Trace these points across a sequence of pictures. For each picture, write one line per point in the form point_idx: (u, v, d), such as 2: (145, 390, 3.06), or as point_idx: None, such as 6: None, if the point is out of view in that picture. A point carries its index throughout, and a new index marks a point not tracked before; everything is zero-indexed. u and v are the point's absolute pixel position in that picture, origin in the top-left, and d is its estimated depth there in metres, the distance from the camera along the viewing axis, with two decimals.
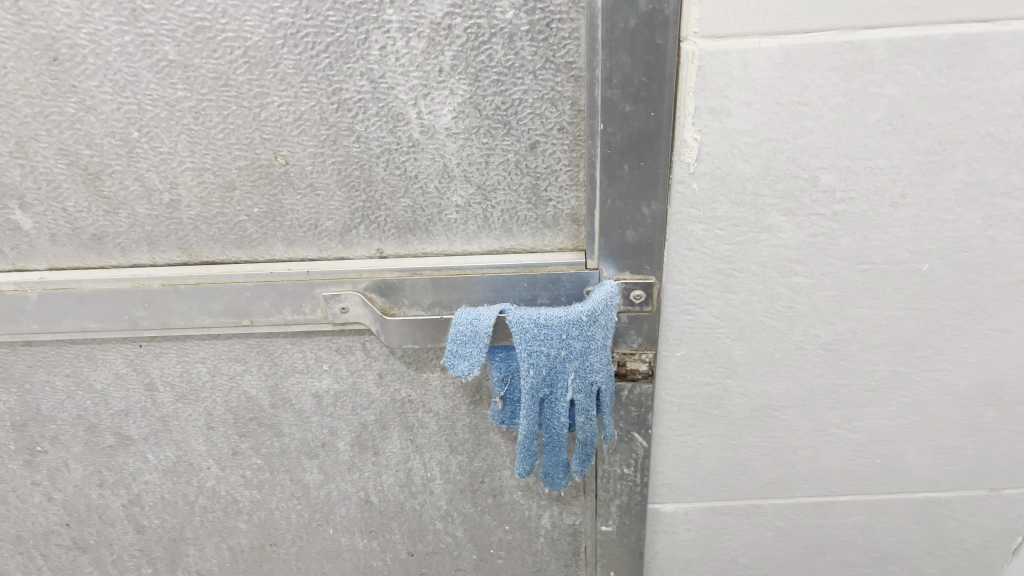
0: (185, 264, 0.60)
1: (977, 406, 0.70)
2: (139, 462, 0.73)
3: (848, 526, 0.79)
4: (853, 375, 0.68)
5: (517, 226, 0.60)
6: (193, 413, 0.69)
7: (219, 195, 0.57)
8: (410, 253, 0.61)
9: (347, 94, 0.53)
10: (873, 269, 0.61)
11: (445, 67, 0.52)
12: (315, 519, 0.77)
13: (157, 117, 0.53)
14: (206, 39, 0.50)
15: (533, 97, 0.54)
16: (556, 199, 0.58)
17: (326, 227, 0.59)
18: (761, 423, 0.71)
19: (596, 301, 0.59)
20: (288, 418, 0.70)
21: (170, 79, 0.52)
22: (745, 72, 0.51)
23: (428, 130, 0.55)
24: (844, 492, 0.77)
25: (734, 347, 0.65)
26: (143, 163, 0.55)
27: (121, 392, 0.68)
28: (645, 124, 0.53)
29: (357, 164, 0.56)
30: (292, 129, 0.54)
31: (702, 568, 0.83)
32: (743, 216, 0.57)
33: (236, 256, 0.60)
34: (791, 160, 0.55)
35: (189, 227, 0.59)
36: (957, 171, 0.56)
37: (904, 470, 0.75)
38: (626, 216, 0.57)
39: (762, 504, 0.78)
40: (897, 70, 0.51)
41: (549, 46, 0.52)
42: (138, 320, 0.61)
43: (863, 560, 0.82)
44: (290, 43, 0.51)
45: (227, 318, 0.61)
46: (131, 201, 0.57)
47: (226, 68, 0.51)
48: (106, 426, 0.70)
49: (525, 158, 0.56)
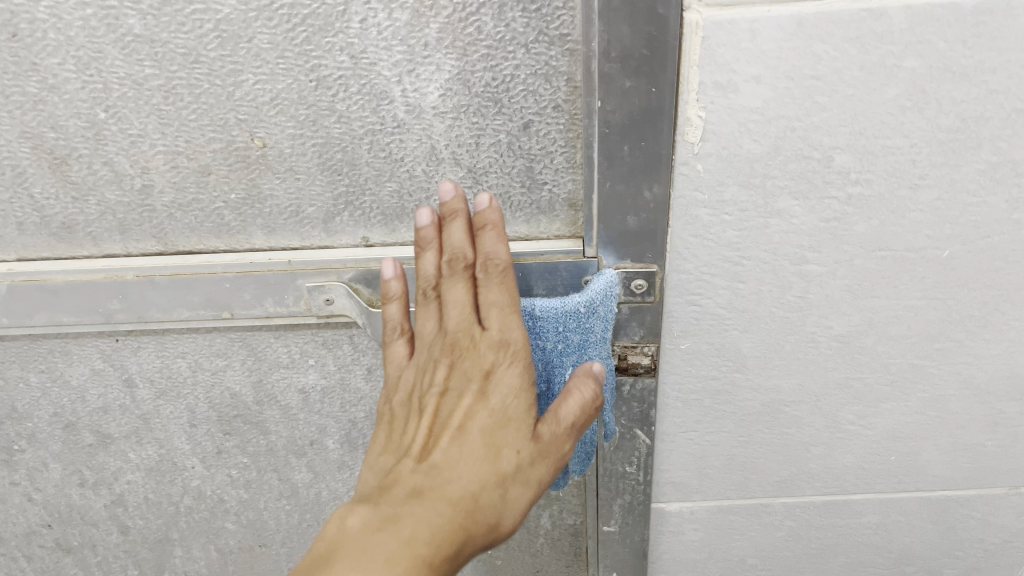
0: (160, 254, 0.57)
1: (999, 401, 0.66)
2: (120, 461, 0.70)
3: (862, 526, 0.76)
4: (869, 369, 0.64)
5: (511, 212, 0.56)
6: (174, 410, 0.66)
7: (193, 179, 0.54)
8: (398, 241, 0.57)
9: (326, 71, 0.49)
10: (891, 256, 0.57)
11: (430, 41, 0.48)
12: (305, 520, 0.74)
13: (124, 97, 0.50)
14: (174, 12, 0.47)
15: (526, 73, 0.50)
16: (551, 183, 0.55)
17: (308, 214, 0.56)
18: (770, 420, 0.68)
19: (594, 292, 0.55)
20: (273, 415, 0.66)
21: (136, 56, 0.48)
22: (754, 43, 0.47)
23: (414, 110, 0.51)
24: (858, 490, 0.73)
25: (742, 340, 0.62)
26: (112, 146, 0.52)
27: (98, 388, 0.65)
28: (647, 101, 0.49)
29: (338, 147, 0.52)
30: (268, 109, 0.50)
31: (709, 567, 0.80)
32: (751, 200, 0.54)
33: (215, 245, 0.57)
34: (804, 139, 0.51)
35: (163, 215, 0.56)
36: (981, 150, 0.52)
37: (923, 468, 0.71)
38: (625, 201, 0.54)
39: (772, 503, 0.74)
40: (917, 41, 0.47)
41: (541, 17, 0.48)
42: (113, 313, 0.58)
43: (879, 560, 0.78)
44: (264, 16, 0.47)
45: (205, 311, 0.57)
46: (100, 186, 0.54)
47: (196, 43, 0.48)
48: (85, 424, 0.67)
49: (517, 139, 0.52)
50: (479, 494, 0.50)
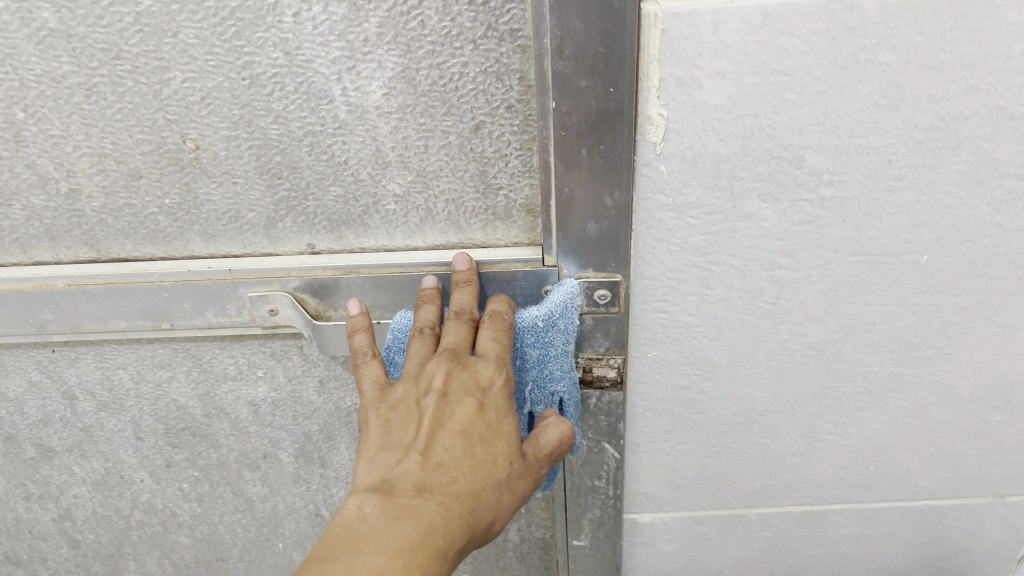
0: (95, 262, 0.54)
1: (983, 410, 0.63)
2: (64, 475, 0.67)
3: (841, 536, 0.73)
4: (846, 377, 0.61)
5: (465, 218, 0.53)
6: (118, 423, 0.63)
7: (124, 183, 0.50)
8: (347, 249, 0.54)
9: (259, 68, 0.45)
10: (867, 261, 0.54)
11: (371, 36, 0.44)
12: (263, 533, 0.72)
13: (43, 96, 0.47)
14: (90, 5, 0.43)
15: (475, 71, 0.46)
16: (507, 187, 0.51)
17: (248, 219, 0.52)
18: (744, 429, 0.65)
19: (553, 304, 0.53)
20: (223, 428, 0.63)
21: (53, 52, 0.45)
22: (717, 36, 0.44)
23: (355, 109, 0.47)
24: (837, 500, 0.71)
25: (712, 348, 0.59)
26: (34, 148, 0.49)
27: (36, 400, 0.62)
28: (605, 103, 0.46)
29: (276, 149, 0.49)
30: (198, 110, 0.47)
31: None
32: (718, 203, 0.51)
33: (152, 253, 0.54)
34: (772, 137, 0.48)
35: (94, 220, 0.52)
36: (960, 151, 0.49)
37: (904, 477, 0.69)
38: (584, 209, 0.50)
39: (747, 513, 0.72)
40: (892, 34, 0.44)
41: (489, 11, 0.44)
42: (46, 323, 0.55)
43: (857, 568, 0.76)
44: (188, 9, 0.43)
45: (144, 321, 0.54)
46: (25, 190, 0.51)
47: (116, 38, 0.44)
48: (25, 437, 0.64)
49: (469, 141, 0.49)
50: (482, 494, 0.47)
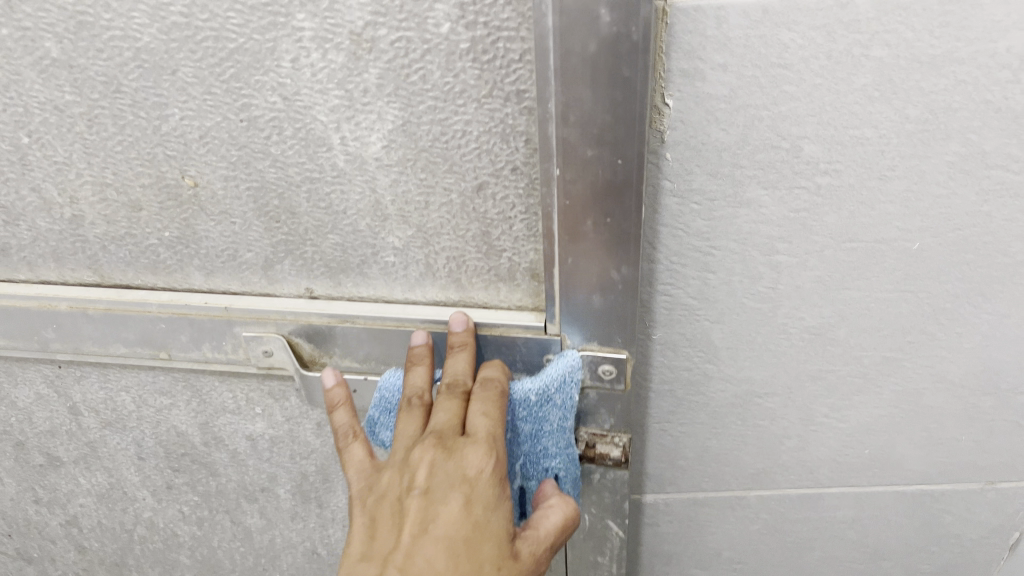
0: (98, 286, 0.55)
1: (972, 395, 0.64)
2: (71, 484, 0.68)
3: (836, 520, 0.75)
4: (841, 360, 0.62)
5: (467, 277, 0.50)
6: (122, 441, 0.64)
7: (125, 213, 0.51)
8: (345, 295, 0.53)
9: (257, 111, 0.44)
10: (863, 247, 0.54)
11: (370, 87, 0.42)
12: (260, 563, 0.72)
13: (46, 123, 0.47)
14: (91, 36, 0.43)
15: (479, 130, 0.43)
16: (511, 252, 0.48)
17: (247, 259, 0.52)
18: (743, 412, 0.67)
19: (549, 377, 0.49)
20: (221, 458, 0.64)
21: (55, 80, 0.45)
22: (720, 31, 0.45)
23: (355, 159, 0.45)
24: (833, 483, 0.72)
25: (714, 329, 0.60)
26: (37, 172, 0.50)
27: (44, 412, 0.63)
28: (612, 174, 0.41)
29: (275, 192, 0.48)
30: (197, 148, 0.47)
31: (686, 561, 0.80)
32: (721, 189, 0.52)
33: (153, 282, 0.54)
34: (771, 128, 0.49)
35: (96, 246, 0.53)
36: (950, 142, 0.49)
37: (896, 462, 0.70)
38: (588, 284, 0.46)
39: (746, 495, 0.73)
40: (885, 30, 0.44)
41: (494, 70, 0.40)
42: (48, 342, 0.56)
43: (853, 554, 0.78)
44: (187, 47, 0.42)
45: (143, 349, 0.55)
46: (30, 212, 0.52)
47: (116, 71, 0.44)
48: (34, 445, 0.66)
49: (471, 201, 0.46)
50: None
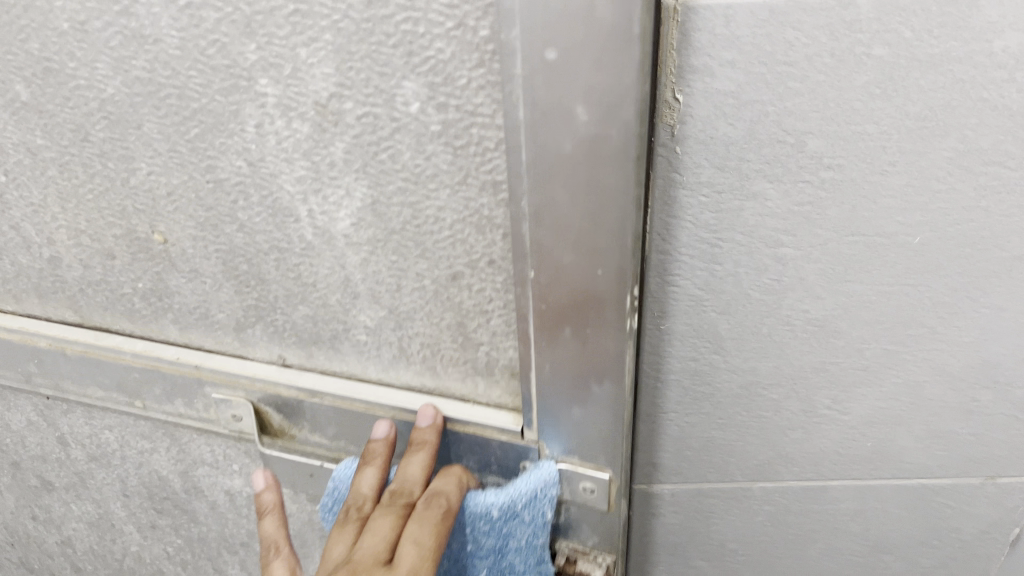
0: (79, 326, 0.53)
1: (974, 388, 0.48)
2: (64, 508, 0.68)
3: (837, 515, 0.57)
4: (844, 353, 0.46)
5: (442, 366, 0.45)
6: (108, 477, 0.62)
7: (98, 260, 0.49)
8: (318, 368, 0.48)
9: (223, 174, 0.40)
10: (864, 241, 0.41)
11: (337, 161, 0.38)
12: None
13: (21, 164, 0.46)
14: (58, 84, 0.41)
15: (452, 217, 0.37)
16: (488, 346, 0.42)
17: (218, 319, 0.48)
18: (747, 403, 0.50)
19: (519, 491, 0.43)
20: (201, 507, 0.61)
21: (27, 124, 0.43)
22: (727, 30, 0.34)
23: (323, 234, 0.41)
24: (836, 478, 0.54)
25: (720, 321, 0.45)
26: (16, 211, 0.48)
27: (35, 437, 0.62)
28: (591, 284, 0.36)
29: (242, 258, 0.44)
30: (164, 204, 0.43)
31: (688, 552, 0.60)
32: (728, 180, 0.39)
33: (129, 328, 0.52)
34: (776, 122, 0.36)
35: (75, 288, 0.51)
36: (946, 138, 0.36)
37: (898, 456, 0.52)
38: (566, 399, 0.40)
39: (749, 488, 0.55)
40: (882, 30, 0.33)
41: (469, 158, 0.35)
42: (33, 375, 0.55)
43: (852, 545, 0.59)
44: (151, 103, 0.39)
45: (120, 395, 0.53)
46: (13, 248, 0.51)
47: (83, 121, 0.42)
48: (29, 466, 0.65)
49: (445, 290, 0.41)
50: None
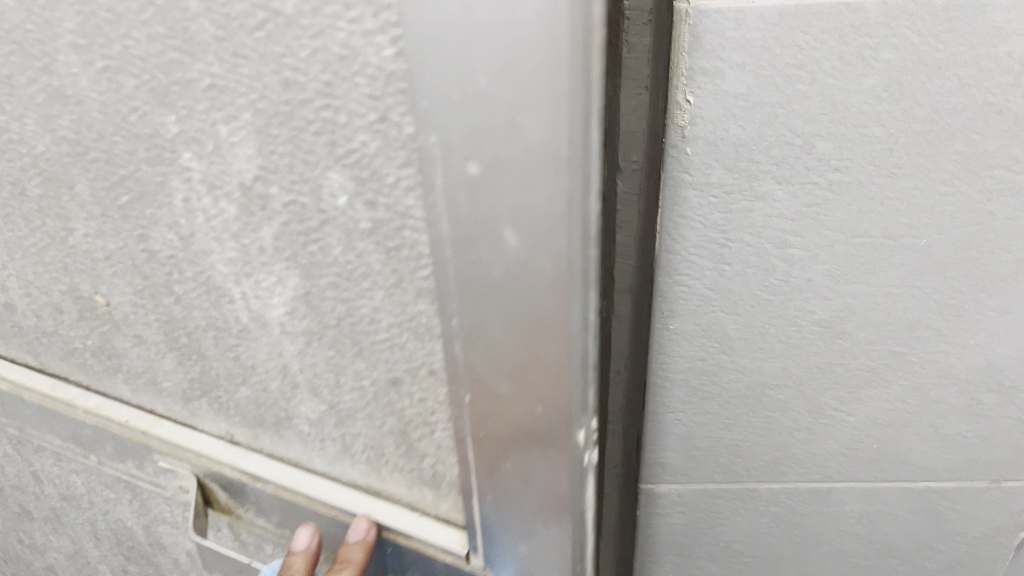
0: (34, 368, 0.49)
1: (977, 391, 0.53)
2: (44, 539, 0.66)
3: (844, 515, 0.62)
4: (849, 354, 0.52)
5: (387, 470, 0.38)
6: (80, 516, 0.60)
7: (50, 314, 0.44)
8: (263, 450, 0.42)
9: (156, 244, 0.35)
10: (873, 243, 0.46)
11: (266, 247, 0.31)
12: None
13: None
14: None
15: (389, 320, 0.31)
16: (434, 458, 0.35)
17: (166, 387, 0.43)
18: (753, 403, 0.55)
19: None
20: (166, 561, 0.58)
21: None
22: (739, 32, 0.38)
23: (259, 319, 0.35)
24: (844, 479, 0.60)
25: (729, 321, 0.50)
26: None
27: (13, 468, 0.61)
28: (531, 417, 0.30)
29: (183, 330, 0.38)
30: (105, 268, 0.38)
31: (696, 553, 0.66)
32: (738, 183, 0.44)
33: (81, 379, 0.47)
34: (785, 124, 0.41)
35: (32, 335, 0.47)
36: (954, 140, 0.41)
37: (903, 456, 0.58)
38: (510, 527, 0.35)
39: (757, 488, 0.61)
40: (893, 33, 0.38)
41: (403, 260, 0.28)
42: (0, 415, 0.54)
43: (863, 551, 0.65)
44: (80, 165, 0.34)
45: (75, 446, 0.50)
46: None
47: (18, 174, 0.37)
48: (9, 494, 0.64)
49: (386, 394, 0.34)
50: None
